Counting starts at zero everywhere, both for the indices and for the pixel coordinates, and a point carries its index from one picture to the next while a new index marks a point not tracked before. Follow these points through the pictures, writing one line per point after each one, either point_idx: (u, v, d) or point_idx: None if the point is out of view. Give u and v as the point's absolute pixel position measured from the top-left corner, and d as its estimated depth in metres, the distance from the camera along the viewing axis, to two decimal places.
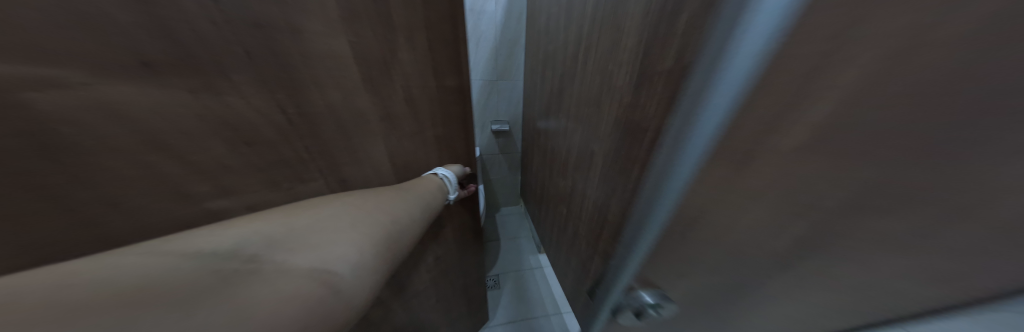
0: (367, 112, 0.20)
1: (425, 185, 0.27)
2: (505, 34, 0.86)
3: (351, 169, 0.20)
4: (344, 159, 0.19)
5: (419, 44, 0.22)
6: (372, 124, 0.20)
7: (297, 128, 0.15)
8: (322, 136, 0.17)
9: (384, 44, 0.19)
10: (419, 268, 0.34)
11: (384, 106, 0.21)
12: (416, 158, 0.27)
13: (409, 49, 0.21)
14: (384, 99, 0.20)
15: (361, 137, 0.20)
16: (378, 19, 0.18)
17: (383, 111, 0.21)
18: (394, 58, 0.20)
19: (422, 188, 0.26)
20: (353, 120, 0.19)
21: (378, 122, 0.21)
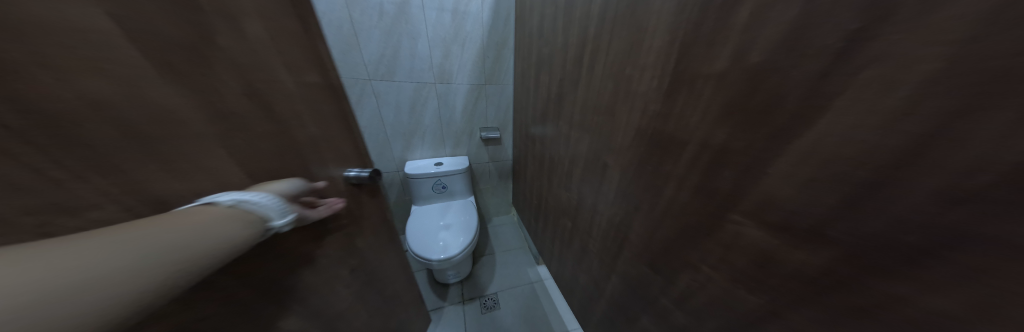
0: (196, 106, 0.22)
1: (195, 216, 0.21)
2: (492, 38, 1.22)
3: (175, 162, 0.21)
4: (172, 155, 0.21)
5: (247, 28, 0.27)
6: (186, 113, 0.22)
7: (96, 113, 0.16)
8: (126, 121, 0.18)
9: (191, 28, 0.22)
10: (286, 256, 0.35)
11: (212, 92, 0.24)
12: (271, 147, 0.32)
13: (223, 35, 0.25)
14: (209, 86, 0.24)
15: (179, 131, 0.21)
16: (178, 9, 0.21)
17: (208, 98, 0.24)
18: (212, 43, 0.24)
19: (205, 217, 0.21)
20: (171, 110, 0.20)
21: (201, 112, 0.23)
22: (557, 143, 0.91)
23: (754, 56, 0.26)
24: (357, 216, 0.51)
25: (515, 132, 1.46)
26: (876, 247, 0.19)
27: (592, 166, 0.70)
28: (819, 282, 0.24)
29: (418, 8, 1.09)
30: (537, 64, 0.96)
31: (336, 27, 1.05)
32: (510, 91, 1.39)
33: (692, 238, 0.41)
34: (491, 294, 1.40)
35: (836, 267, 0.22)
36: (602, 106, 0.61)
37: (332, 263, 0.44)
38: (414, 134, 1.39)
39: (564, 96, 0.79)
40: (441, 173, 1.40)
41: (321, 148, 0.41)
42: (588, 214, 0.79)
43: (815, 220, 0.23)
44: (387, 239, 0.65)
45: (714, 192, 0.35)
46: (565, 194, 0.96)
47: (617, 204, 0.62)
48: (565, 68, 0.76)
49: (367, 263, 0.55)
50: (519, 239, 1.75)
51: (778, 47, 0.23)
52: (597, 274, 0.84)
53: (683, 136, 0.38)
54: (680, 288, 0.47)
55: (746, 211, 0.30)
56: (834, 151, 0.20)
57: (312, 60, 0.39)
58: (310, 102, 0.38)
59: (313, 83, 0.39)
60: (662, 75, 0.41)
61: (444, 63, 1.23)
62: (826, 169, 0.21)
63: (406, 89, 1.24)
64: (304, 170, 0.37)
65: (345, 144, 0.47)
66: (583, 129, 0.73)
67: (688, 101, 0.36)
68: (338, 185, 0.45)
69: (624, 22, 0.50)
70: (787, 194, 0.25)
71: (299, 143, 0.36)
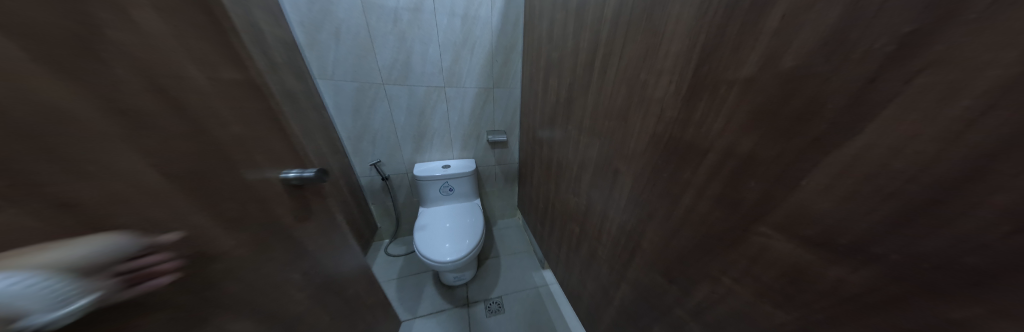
0: (90, 108, 0.20)
1: None
2: (501, 40, 1.21)
3: (80, 165, 0.20)
4: (72, 159, 0.19)
5: (138, 18, 0.25)
6: (81, 113, 0.20)
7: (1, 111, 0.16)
8: (16, 121, 0.16)
9: (79, 19, 0.20)
10: (228, 259, 0.33)
11: (109, 90, 0.22)
12: (192, 148, 0.30)
13: (114, 25, 0.23)
14: (100, 84, 0.21)
15: (78, 132, 0.20)
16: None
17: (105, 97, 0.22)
18: (105, 35, 0.22)
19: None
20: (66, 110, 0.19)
21: (100, 111, 0.21)
22: (566, 147, 0.89)
23: (787, 61, 0.23)
24: (301, 217, 0.49)
25: (522, 135, 1.45)
26: (932, 268, 0.17)
27: (602, 171, 0.69)
28: (863, 300, 0.22)
29: (430, 15, 1.09)
30: (547, 67, 0.96)
31: (352, 34, 1.06)
32: (518, 95, 1.38)
33: (712, 250, 0.39)
34: (496, 297, 1.37)
35: (887, 286, 0.21)
36: (612, 110, 0.60)
37: (279, 266, 0.42)
38: (423, 137, 1.39)
39: (573, 100, 0.78)
40: (450, 175, 1.39)
41: (248, 146, 0.39)
42: (597, 220, 0.77)
43: (857, 235, 0.21)
44: (341, 240, 0.61)
45: (736, 202, 0.33)
46: (571, 199, 0.94)
47: (629, 211, 0.59)
48: (574, 72, 0.75)
49: (321, 266, 0.53)
50: (525, 242, 1.74)
51: (817, 50, 0.21)
52: (606, 281, 0.82)
53: (703, 144, 0.36)
54: (698, 299, 0.45)
55: (775, 225, 0.29)
56: (881, 163, 0.18)
57: (226, 54, 0.36)
58: (230, 101, 0.36)
59: (230, 78, 0.37)
60: (680, 80, 0.39)
61: (454, 68, 1.22)
62: (870, 182, 0.19)
63: (417, 93, 1.25)
64: (237, 175, 0.36)
65: (274, 144, 0.45)
66: (591, 134, 0.71)
67: (708, 108, 0.34)
68: (274, 186, 0.43)
69: (639, 25, 0.48)
70: (821, 208, 0.23)
71: (225, 144, 0.34)
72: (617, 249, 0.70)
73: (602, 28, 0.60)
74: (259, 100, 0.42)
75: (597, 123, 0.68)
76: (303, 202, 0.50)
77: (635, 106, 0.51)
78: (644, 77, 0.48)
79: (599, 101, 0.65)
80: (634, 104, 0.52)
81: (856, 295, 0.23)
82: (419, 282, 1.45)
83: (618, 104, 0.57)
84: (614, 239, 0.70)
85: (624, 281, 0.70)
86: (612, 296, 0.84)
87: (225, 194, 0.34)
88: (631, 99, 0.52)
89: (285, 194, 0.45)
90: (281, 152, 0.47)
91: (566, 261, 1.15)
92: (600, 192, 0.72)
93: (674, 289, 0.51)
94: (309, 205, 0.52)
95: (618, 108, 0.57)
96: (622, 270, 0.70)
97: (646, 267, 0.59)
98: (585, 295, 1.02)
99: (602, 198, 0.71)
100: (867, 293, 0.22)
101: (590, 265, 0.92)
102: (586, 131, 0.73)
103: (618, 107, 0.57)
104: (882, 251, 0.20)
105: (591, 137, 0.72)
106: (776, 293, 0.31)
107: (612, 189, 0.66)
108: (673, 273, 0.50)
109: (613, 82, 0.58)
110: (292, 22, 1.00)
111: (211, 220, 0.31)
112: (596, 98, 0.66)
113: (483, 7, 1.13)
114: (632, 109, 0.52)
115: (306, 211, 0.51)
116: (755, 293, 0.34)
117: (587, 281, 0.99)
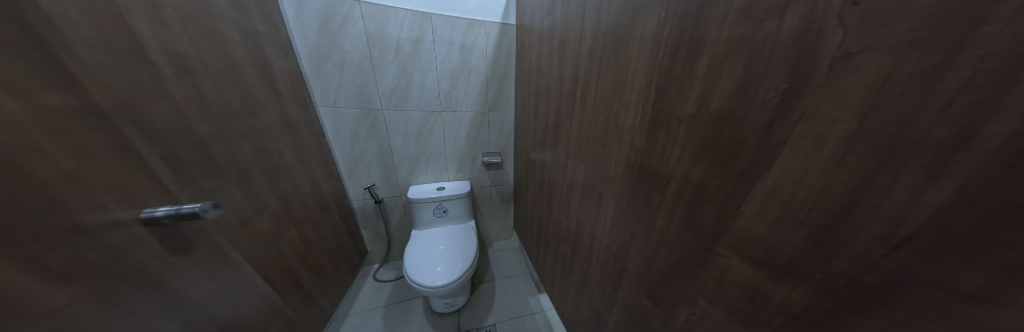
0: None
1: None
2: (496, 69, 1.37)
3: None
4: None
5: None
6: None
7: None
8: None
9: None
10: (53, 320, 0.33)
11: None
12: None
13: None
14: None
15: None
16: None
17: None
18: None
19: None
20: None
21: None
22: (556, 169, 0.98)
23: (715, 103, 0.33)
24: (174, 257, 0.48)
25: (517, 156, 1.54)
26: (844, 285, 0.23)
27: (589, 193, 0.76)
28: (805, 316, 0.28)
29: (429, 45, 1.24)
30: (536, 95, 1.08)
31: (356, 63, 1.20)
32: (512, 118, 1.51)
33: (686, 272, 0.45)
34: (488, 326, 1.34)
35: (816, 303, 0.26)
36: (594, 137, 0.69)
37: (139, 320, 0.42)
38: (420, 160, 1.48)
39: (561, 126, 0.88)
40: (444, 198, 1.45)
41: (84, 182, 0.37)
42: (587, 241, 0.82)
43: (789, 256, 0.28)
44: (232, 282, 0.61)
45: (698, 225, 0.40)
46: (564, 220, 0.99)
47: (615, 233, 0.65)
48: (560, 100, 0.86)
49: (200, 311, 0.52)
50: (522, 265, 1.75)
51: (732, 96, 0.30)
52: (600, 305, 0.84)
53: (668, 172, 0.45)
54: (681, 319, 0.50)
55: (729, 247, 0.36)
56: (792, 195, 0.25)
57: (47, 76, 0.35)
58: (55, 131, 0.35)
59: (57, 106, 0.35)
60: (643, 113, 0.49)
61: (452, 92, 1.36)
62: (787, 208, 0.26)
63: (416, 117, 1.37)
64: (68, 218, 0.35)
65: (125, 178, 0.43)
66: (577, 156, 0.80)
67: (667, 139, 0.43)
68: (129, 230, 0.42)
69: (609, 63, 0.58)
70: (758, 230, 0.30)
71: (49, 182, 0.33)
72: (608, 274, 0.74)
73: (580, 64, 0.71)
74: (105, 131, 0.41)
75: (581, 148, 0.77)
76: (178, 238, 0.49)
77: (611, 136, 0.61)
78: (615, 111, 0.58)
79: (580, 127, 0.75)
80: (609, 135, 0.62)
81: (799, 312, 0.28)
82: (406, 310, 1.43)
83: (598, 133, 0.66)
84: (607, 263, 0.73)
85: (616, 305, 0.73)
86: (602, 325, 0.85)
87: (48, 243, 0.33)
88: (610, 130, 0.61)
89: (146, 235, 0.44)
90: (141, 190, 0.45)
91: (563, 286, 1.15)
92: (589, 214, 0.78)
93: (660, 310, 0.55)
94: (190, 242, 0.51)
95: (598, 136, 0.66)
96: (614, 297, 0.73)
97: (633, 288, 0.63)
98: (581, 320, 1.03)
99: (590, 220, 0.78)
100: (806, 310, 0.28)
101: (584, 290, 0.93)
102: (574, 155, 0.81)
103: (598, 134, 0.66)
104: (809, 270, 0.26)
105: (577, 160, 0.81)
106: (737, 310, 0.37)
107: (599, 211, 0.72)
108: (655, 293, 0.55)
109: (592, 113, 0.68)
110: (302, 55, 1.14)
111: (21, 275, 0.30)
112: (578, 125, 0.76)
113: (478, 39, 1.29)
114: (609, 138, 0.62)
115: (180, 250, 0.49)
116: (722, 310, 0.40)
117: (580, 305, 1.00)
